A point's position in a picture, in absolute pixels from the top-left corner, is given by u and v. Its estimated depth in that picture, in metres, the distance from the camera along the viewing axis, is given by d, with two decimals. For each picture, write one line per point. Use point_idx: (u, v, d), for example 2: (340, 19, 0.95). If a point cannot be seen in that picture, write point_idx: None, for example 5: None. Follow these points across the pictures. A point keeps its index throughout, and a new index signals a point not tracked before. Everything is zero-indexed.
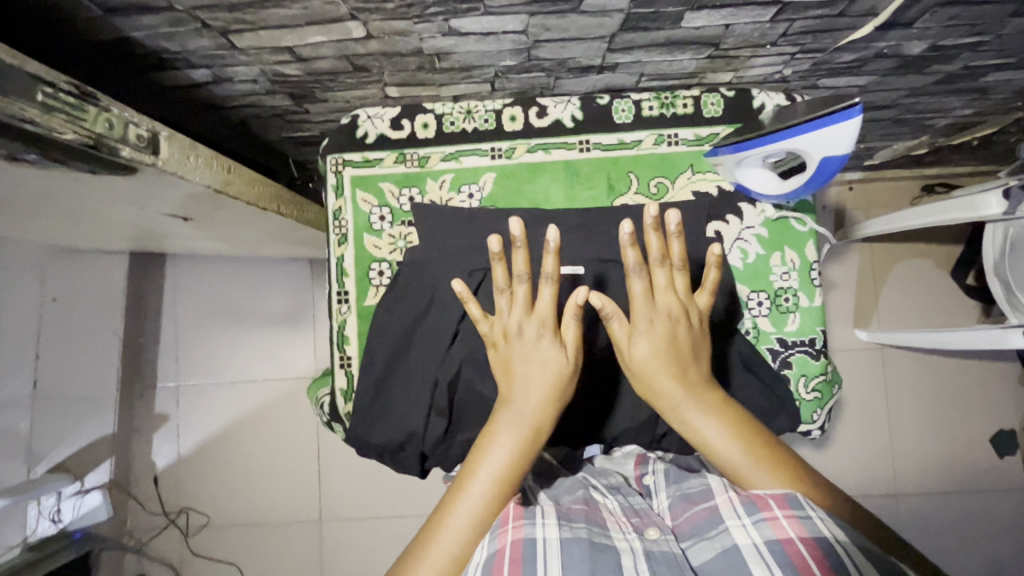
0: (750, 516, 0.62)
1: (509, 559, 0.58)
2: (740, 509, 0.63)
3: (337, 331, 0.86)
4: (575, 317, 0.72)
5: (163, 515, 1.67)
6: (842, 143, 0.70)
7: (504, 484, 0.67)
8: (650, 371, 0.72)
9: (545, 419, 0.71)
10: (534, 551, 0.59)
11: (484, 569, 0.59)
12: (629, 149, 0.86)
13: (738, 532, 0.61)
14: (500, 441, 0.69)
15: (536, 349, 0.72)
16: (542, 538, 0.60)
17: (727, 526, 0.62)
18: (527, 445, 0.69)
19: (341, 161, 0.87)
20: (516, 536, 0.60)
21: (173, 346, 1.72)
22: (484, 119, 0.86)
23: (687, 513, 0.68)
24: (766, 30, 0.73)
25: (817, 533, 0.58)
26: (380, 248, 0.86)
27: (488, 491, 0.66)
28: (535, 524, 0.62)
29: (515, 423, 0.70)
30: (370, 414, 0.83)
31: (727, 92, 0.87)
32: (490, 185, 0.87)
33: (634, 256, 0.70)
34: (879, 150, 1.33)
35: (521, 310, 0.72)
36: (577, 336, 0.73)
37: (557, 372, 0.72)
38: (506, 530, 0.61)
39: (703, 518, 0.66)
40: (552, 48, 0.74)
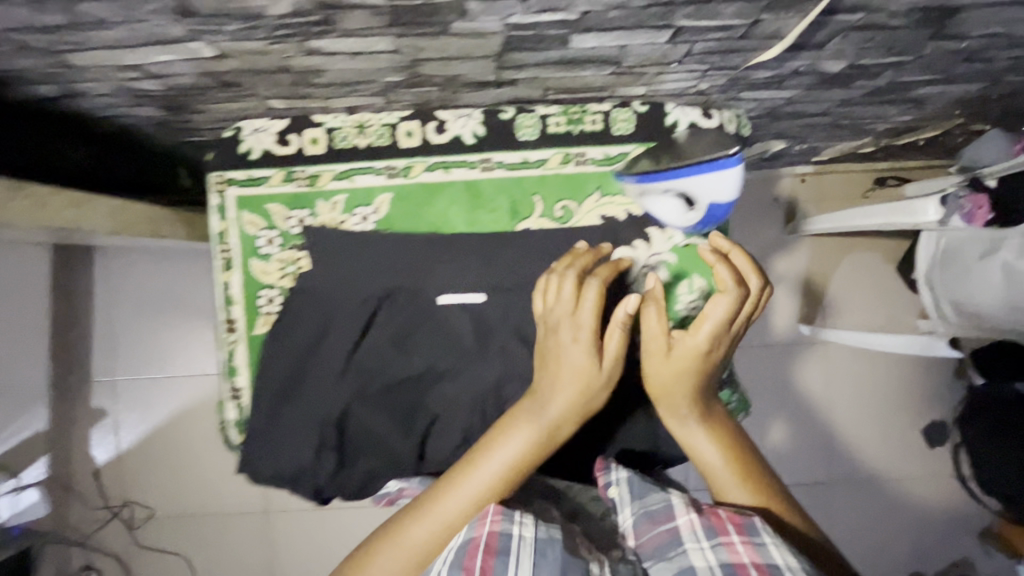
0: (709, 539, 0.61)
1: (483, 548, 0.58)
2: (699, 532, 0.62)
3: (225, 362, 0.82)
4: (623, 328, 0.70)
5: (106, 509, 1.66)
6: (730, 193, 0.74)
7: (510, 483, 0.66)
8: (660, 381, 0.74)
9: (568, 421, 0.70)
10: (510, 543, 0.58)
11: (457, 555, 0.59)
12: (533, 169, 0.82)
13: (694, 554, 0.60)
14: (518, 437, 0.67)
15: (568, 354, 0.70)
16: (520, 534, 0.59)
17: (685, 548, 0.61)
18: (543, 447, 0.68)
19: (225, 180, 0.80)
20: (493, 528, 0.60)
21: (106, 341, 1.66)
22: (378, 134, 0.80)
23: (649, 532, 0.66)
24: (666, 51, 0.67)
25: (771, 560, 0.57)
26: (269, 273, 0.81)
27: (501, 473, 0.66)
28: (514, 520, 0.60)
29: (533, 424, 0.68)
30: (261, 446, 0.80)
31: (640, 107, 0.81)
32: (386, 207, 0.81)
33: (726, 274, 0.72)
34: (825, 148, 1.29)
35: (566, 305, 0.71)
36: (620, 349, 0.71)
37: (586, 381, 0.69)
38: (484, 522, 0.60)
39: (665, 539, 0.64)
40: (435, 66, 0.68)
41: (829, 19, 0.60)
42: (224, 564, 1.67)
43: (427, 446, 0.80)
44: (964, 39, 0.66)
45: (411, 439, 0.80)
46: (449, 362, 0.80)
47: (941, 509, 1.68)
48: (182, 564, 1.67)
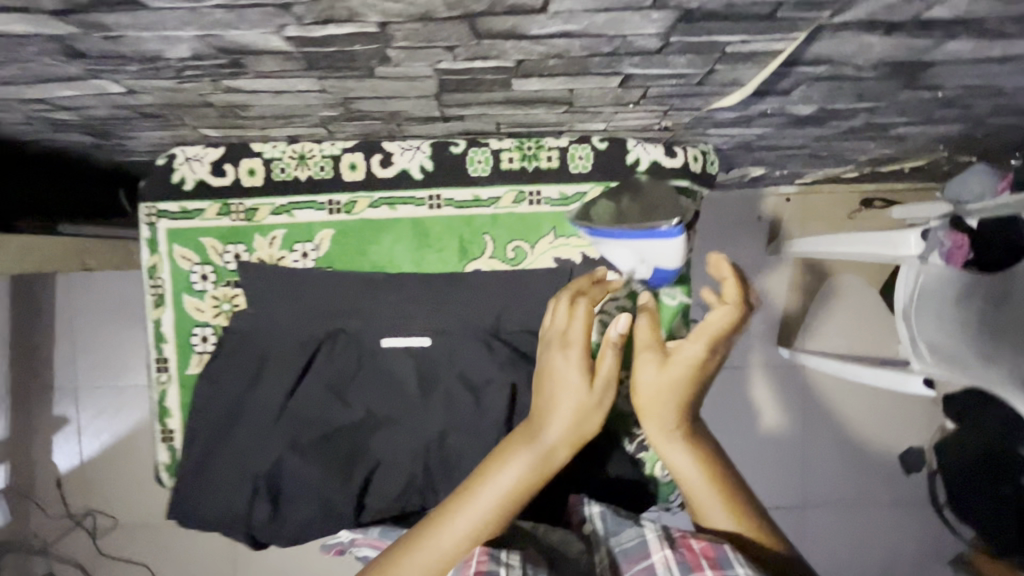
0: None
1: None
2: (674, 568, 0.60)
3: (157, 403, 0.78)
4: (616, 349, 0.65)
5: (68, 518, 1.63)
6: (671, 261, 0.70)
7: (508, 510, 0.63)
8: (652, 401, 0.69)
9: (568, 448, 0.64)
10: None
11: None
12: (485, 207, 0.77)
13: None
14: (511, 464, 0.63)
15: (568, 374, 0.64)
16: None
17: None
18: (539, 475, 0.63)
19: (155, 211, 0.76)
20: (478, 568, 0.57)
21: (69, 348, 1.61)
22: (320, 166, 0.76)
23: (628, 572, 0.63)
24: (619, 94, 0.62)
25: None
26: (202, 311, 0.77)
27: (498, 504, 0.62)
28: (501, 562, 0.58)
29: (532, 450, 0.63)
30: (193, 491, 0.77)
31: (600, 143, 0.77)
32: (327, 243, 0.77)
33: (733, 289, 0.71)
34: (807, 173, 1.24)
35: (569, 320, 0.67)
36: (614, 370, 0.65)
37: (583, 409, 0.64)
38: (469, 563, 0.58)
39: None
40: (371, 103, 0.63)
41: (791, 70, 0.55)
42: None
43: (366, 496, 0.76)
44: (939, 89, 0.62)
45: (350, 488, 0.74)
46: (391, 409, 0.77)
47: (915, 535, 1.66)
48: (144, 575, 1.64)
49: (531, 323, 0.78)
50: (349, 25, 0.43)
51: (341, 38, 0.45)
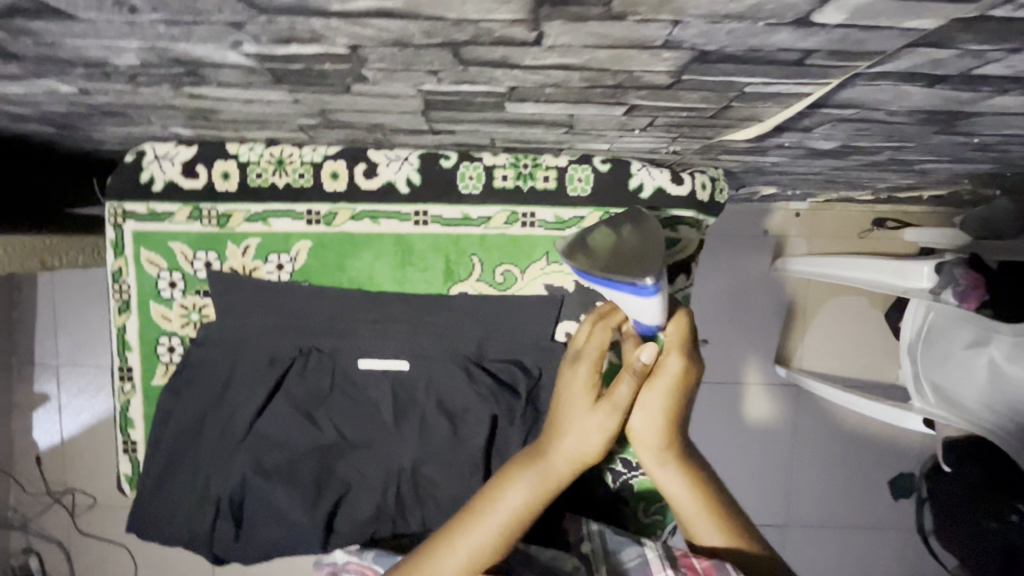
0: None
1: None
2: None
3: (120, 413, 0.75)
4: (635, 375, 0.60)
5: (47, 495, 1.63)
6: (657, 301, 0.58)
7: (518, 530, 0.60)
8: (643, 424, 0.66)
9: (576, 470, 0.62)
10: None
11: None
12: (474, 227, 0.72)
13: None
14: (513, 488, 0.60)
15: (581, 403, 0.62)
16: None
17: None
18: (543, 497, 0.60)
19: (122, 211, 0.71)
20: None
21: (52, 327, 1.58)
22: (299, 173, 0.70)
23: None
24: (624, 121, 0.56)
25: None
26: (169, 320, 0.73)
27: (510, 526, 0.59)
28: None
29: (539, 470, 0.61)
30: (153, 507, 0.73)
31: (601, 165, 0.71)
32: (304, 256, 0.72)
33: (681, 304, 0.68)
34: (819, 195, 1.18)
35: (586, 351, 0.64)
36: (627, 397, 0.61)
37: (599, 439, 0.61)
38: None
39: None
40: (352, 115, 0.57)
41: (816, 110, 0.49)
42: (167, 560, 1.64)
43: (332, 522, 0.72)
44: (975, 136, 0.56)
45: (317, 513, 0.70)
46: (362, 434, 0.73)
47: (897, 560, 1.65)
48: (123, 554, 1.64)
49: (515, 353, 0.73)
50: (314, 45, 0.37)
51: (309, 57, 0.40)
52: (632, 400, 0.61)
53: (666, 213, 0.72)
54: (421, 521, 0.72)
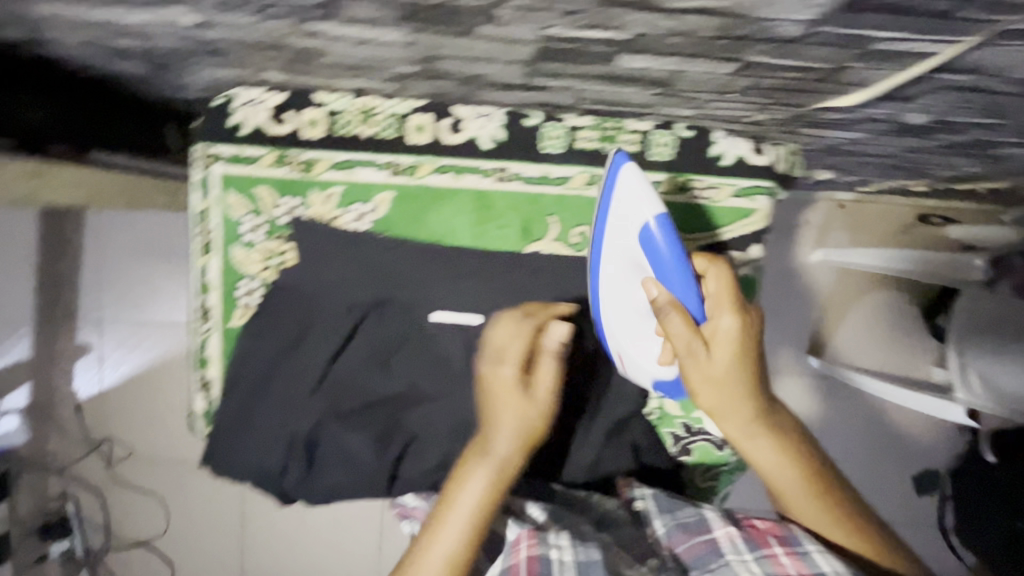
0: (752, 552, 0.59)
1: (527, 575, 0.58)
2: (739, 544, 0.60)
3: (196, 351, 0.77)
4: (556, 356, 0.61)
5: (84, 444, 1.61)
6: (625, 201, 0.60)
7: (483, 524, 0.57)
8: (720, 403, 0.60)
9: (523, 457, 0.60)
10: (551, 567, 0.58)
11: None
12: (553, 187, 0.73)
13: (737, 566, 0.58)
14: (467, 486, 0.58)
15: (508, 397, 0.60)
16: (561, 560, 0.59)
17: (726, 560, 0.59)
18: (500, 491, 0.58)
19: (209, 154, 0.72)
20: (531, 553, 0.59)
21: (96, 280, 1.56)
22: (384, 125, 0.71)
23: (686, 544, 0.63)
24: (727, 81, 0.56)
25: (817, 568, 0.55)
26: (250, 262, 0.75)
27: (474, 521, 0.57)
28: (551, 544, 0.60)
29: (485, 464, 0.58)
30: (228, 444, 0.76)
31: (685, 131, 0.72)
32: (385, 207, 0.74)
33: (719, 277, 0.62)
34: (872, 183, 1.17)
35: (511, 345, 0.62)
36: (552, 381, 0.61)
37: (532, 422, 0.60)
38: (519, 549, 0.60)
39: (703, 549, 0.61)
40: (456, 63, 0.58)
41: (929, 75, 0.50)
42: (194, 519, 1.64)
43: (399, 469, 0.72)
44: None
45: (385, 459, 0.72)
46: (431, 386, 0.75)
47: None
48: (157, 505, 1.62)
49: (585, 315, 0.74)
50: None
51: None
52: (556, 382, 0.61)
53: (746, 183, 0.73)
54: None
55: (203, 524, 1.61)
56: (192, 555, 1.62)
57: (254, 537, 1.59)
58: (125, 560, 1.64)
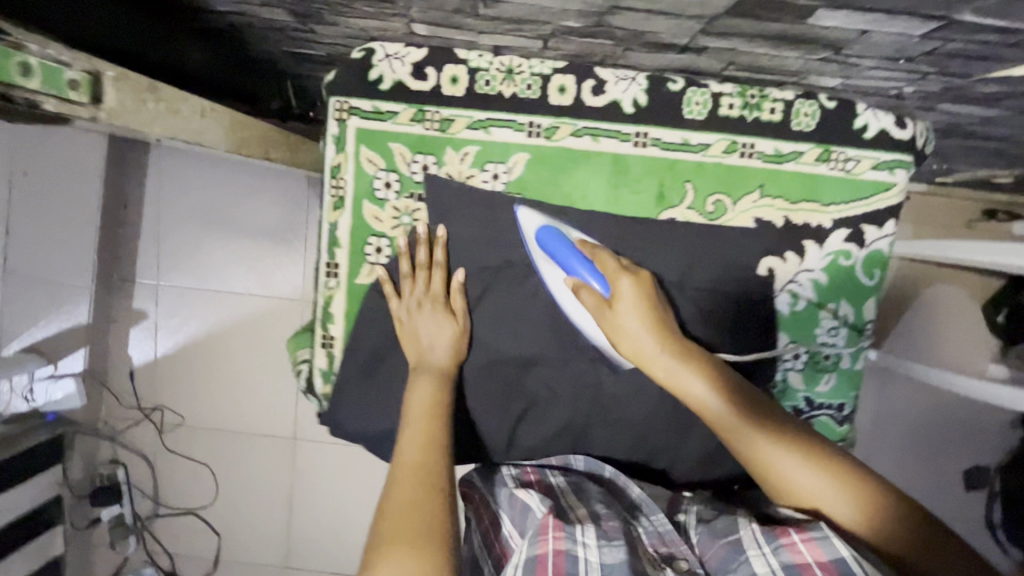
0: (770, 544, 0.56)
1: (551, 570, 0.53)
2: (759, 537, 0.58)
3: (322, 308, 0.79)
4: (462, 290, 0.76)
5: (137, 410, 1.56)
6: (524, 215, 0.73)
7: (430, 436, 0.67)
8: (637, 343, 0.67)
9: (451, 367, 0.75)
10: (577, 565, 0.54)
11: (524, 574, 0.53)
12: (692, 153, 0.73)
13: (755, 561, 0.56)
14: (415, 391, 0.71)
15: (429, 319, 0.75)
16: (587, 557, 0.54)
17: (746, 556, 0.57)
18: (442, 388, 0.72)
19: (347, 107, 0.73)
20: (558, 547, 0.55)
21: (152, 244, 1.51)
22: (527, 84, 0.72)
23: (712, 547, 0.60)
24: (910, 45, 0.55)
25: (837, 556, 0.52)
26: (380, 221, 0.76)
27: (418, 431, 0.67)
28: (578, 539, 0.56)
29: (424, 373, 0.73)
30: (355, 399, 0.79)
31: (828, 102, 0.71)
32: (520, 168, 0.74)
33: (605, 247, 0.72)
34: (960, 172, 1.16)
35: (418, 286, 0.75)
36: (462, 304, 0.76)
37: (454, 336, 0.75)
38: (545, 540, 0.55)
39: (729, 551, 0.58)
40: (631, 18, 0.57)
41: None
42: (249, 495, 1.56)
43: (518, 430, 0.78)
44: None
45: (507, 420, 0.78)
46: (558, 350, 0.77)
47: None
48: (205, 474, 1.57)
49: (717, 285, 0.75)
50: None
51: None
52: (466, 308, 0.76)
53: (886, 156, 0.73)
54: (603, 439, 0.77)
55: (253, 493, 1.56)
56: (242, 524, 1.57)
57: (304, 507, 1.54)
58: (171, 528, 1.59)
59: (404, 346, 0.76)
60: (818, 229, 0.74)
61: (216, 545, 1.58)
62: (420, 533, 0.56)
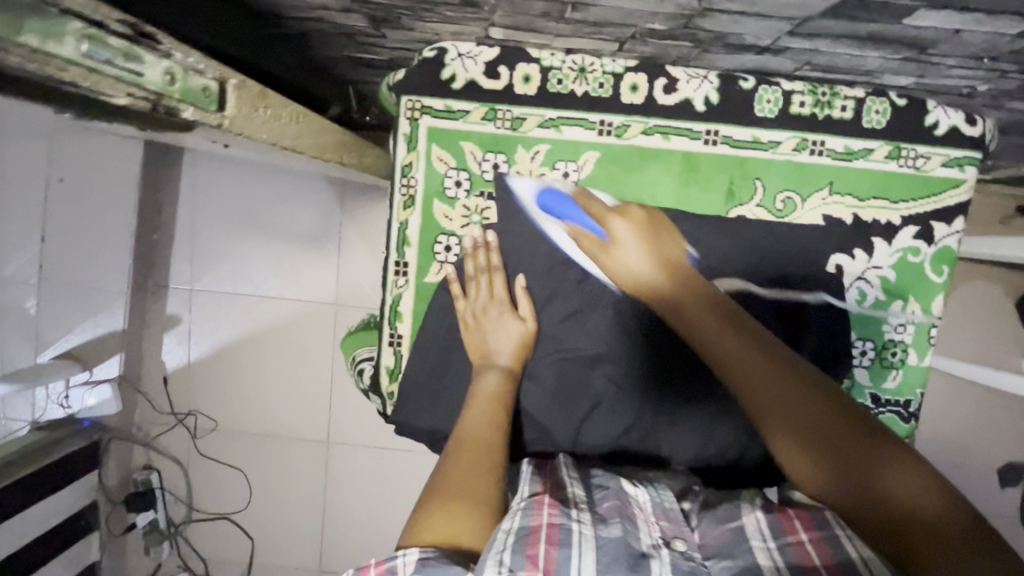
0: (775, 538, 0.53)
1: (545, 539, 0.50)
2: (766, 531, 0.54)
3: (390, 306, 0.80)
4: (525, 294, 0.77)
5: (171, 415, 1.53)
6: (567, 186, 0.75)
7: (493, 418, 0.69)
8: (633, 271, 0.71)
9: (518, 366, 0.76)
10: (571, 537, 0.51)
11: (516, 540, 0.50)
12: (763, 151, 0.74)
13: (757, 551, 0.52)
14: (483, 383, 0.73)
15: (498, 321, 0.76)
16: (581, 530, 0.52)
17: (750, 545, 0.53)
18: (510, 387, 0.74)
19: (419, 106, 0.75)
20: (552, 519, 0.52)
21: (189, 251, 1.48)
22: (600, 83, 0.73)
23: (714, 533, 0.57)
24: (1000, 43, 0.56)
25: (843, 556, 0.49)
26: (450, 219, 0.78)
27: (482, 413, 0.70)
28: (572, 515, 0.53)
29: (491, 368, 0.74)
30: (422, 399, 0.79)
31: (898, 99, 0.72)
32: (590, 166, 0.75)
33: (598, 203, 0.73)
34: (1003, 169, 1.16)
35: (482, 289, 0.76)
36: (526, 306, 0.77)
37: (520, 338, 0.76)
38: (540, 511, 0.53)
39: (729, 536, 0.55)
40: (719, 20, 0.58)
41: None
42: (283, 502, 1.53)
43: (585, 428, 0.77)
44: None
45: (574, 418, 0.77)
46: (627, 349, 0.76)
47: None
48: (239, 478, 1.54)
49: (783, 280, 0.75)
50: None
51: None
52: (529, 311, 0.77)
53: (956, 153, 0.73)
54: (670, 437, 0.76)
55: (285, 496, 1.53)
56: (276, 527, 1.53)
57: (335, 510, 1.51)
58: (206, 531, 1.56)
59: (469, 346, 0.77)
60: (887, 224, 0.75)
61: (250, 548, 1.55)
62: (484, 494, 0.60)
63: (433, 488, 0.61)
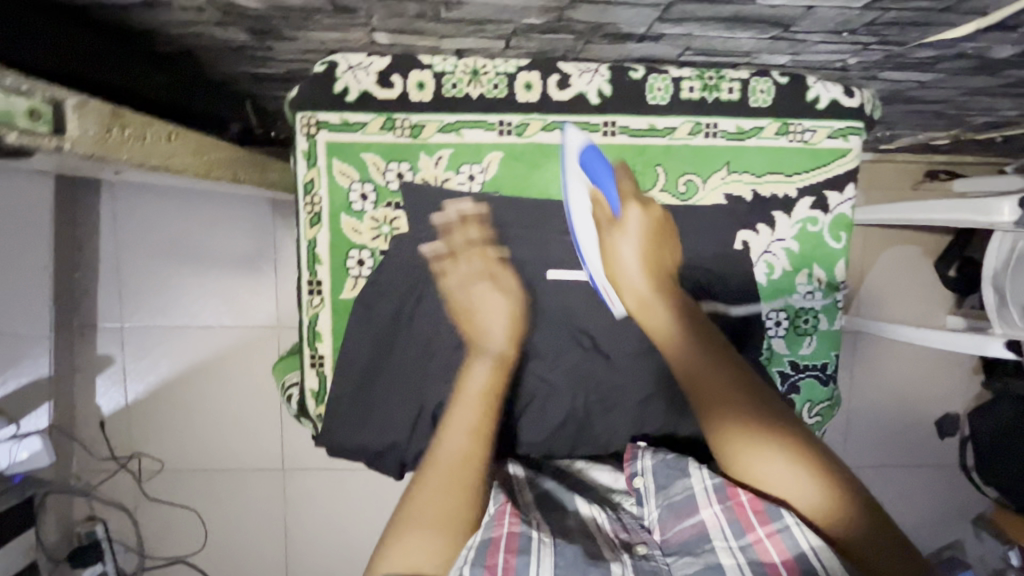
0: (738, 539, 0.55)
1: (504, 549, 0.52)
2: (726, 528, 0.56)
3: (308, 327, 0.78)
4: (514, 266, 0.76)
5: (112, 460, 1.45)
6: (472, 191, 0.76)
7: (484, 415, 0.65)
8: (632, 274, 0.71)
9: (512, 350, 0.72)
10: (530, 544, 0.53)
11: (477, 554, 0.52)
12: (660, 137, 0.76)
13: (722, 554, 0.54)
14: (474, 372, 0.69)
15: (494, 299, 0.73)
16: (538, 536, 0.54)
17: (712, 545, 0.55)
18: (503, 375, 0.70)
19: (315, 121, 0.74)
20: (513, 528, 0.54)
21: (114, 287, 1.41)
22: (493, 83, 0.73)
23: (675, 527, 0.59)
24: (851, 17, 0.59)
25: (801, 552, 0.51)
26: (360, 232, 0.77)
27: (473, 411, 0.65)
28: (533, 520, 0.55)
29: (483, 356, 0.70)
30: (352, 417, 0.77)
31: (780, 78, 0.75)
32: (494, 167, 0.76)
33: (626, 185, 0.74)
34: (901, 138, 1.23)
35: (469, 266, 0.75)
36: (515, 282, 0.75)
37: (513, 312, 0.73)
38: (500, 522, 0.55)
39: (692, 535, 0.58)
40: (590, 11, 0.59)
41: None
42: (242, 537, 1.47)
43: (518, 427, 0.77)
44: None
45: (506, 418, 0.77)
46: (551, 344, 0.77)
47: None
48: (192, 518, 1.47)
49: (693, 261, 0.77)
50: None
51: None
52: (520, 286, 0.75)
53: (840, 123, 0.77)
54: (603, 426, 0.77)
55: (243, 530, 1.47)
56: (236, 564, 1.47)
57: (297, 539, 1.46)
58: None
59: (463, 324, 0.74)
60: (785, 198, 0.78)
61: None
62: (452, 515, 0.57)
63: (406, 504, 0.58)
